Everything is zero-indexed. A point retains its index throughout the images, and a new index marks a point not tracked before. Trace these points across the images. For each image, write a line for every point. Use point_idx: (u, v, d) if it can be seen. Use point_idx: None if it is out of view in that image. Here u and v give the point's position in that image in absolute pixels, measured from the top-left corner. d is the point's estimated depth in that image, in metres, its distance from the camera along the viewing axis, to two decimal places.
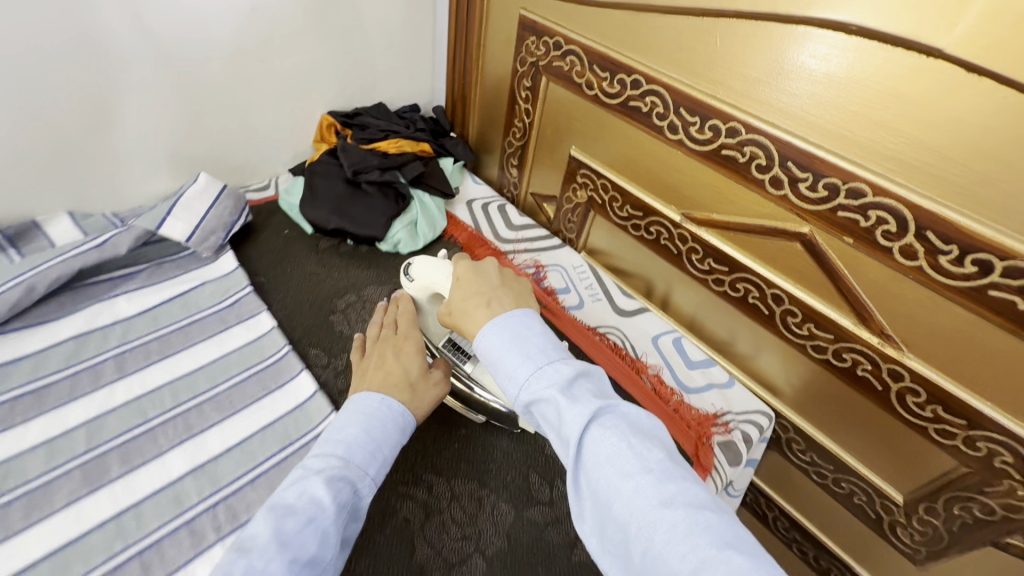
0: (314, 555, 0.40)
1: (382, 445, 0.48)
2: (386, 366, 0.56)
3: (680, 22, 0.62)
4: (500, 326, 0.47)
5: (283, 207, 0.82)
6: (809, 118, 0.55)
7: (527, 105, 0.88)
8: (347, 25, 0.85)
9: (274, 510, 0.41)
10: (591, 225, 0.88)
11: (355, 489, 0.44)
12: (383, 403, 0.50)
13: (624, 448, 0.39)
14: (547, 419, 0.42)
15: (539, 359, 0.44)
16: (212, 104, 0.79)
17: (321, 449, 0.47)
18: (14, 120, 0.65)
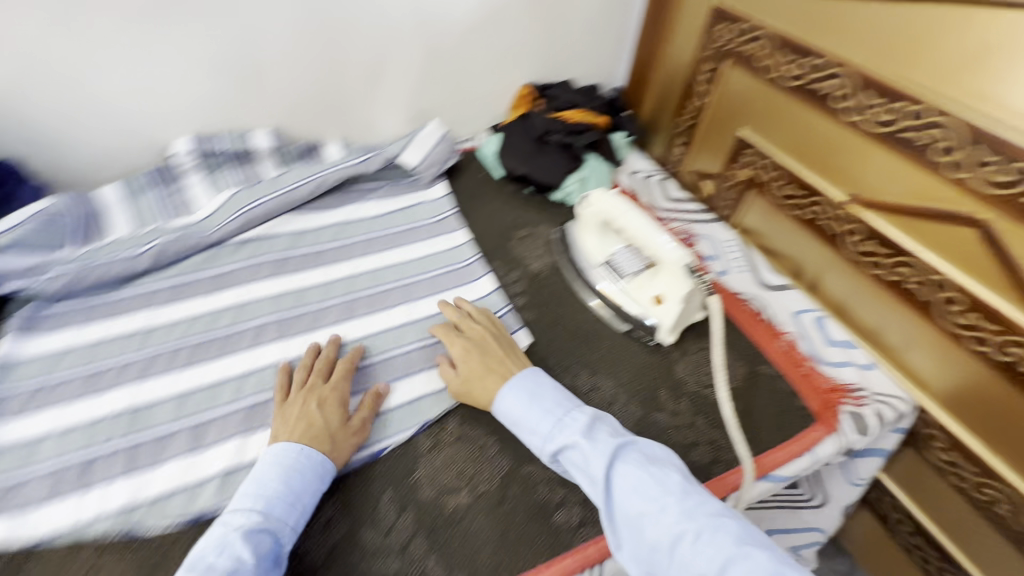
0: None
1: (299, 494, 0.51)
2: (305, 415, 0.57)
3: (883, 10, 0.66)
4: (514, 389, 0.60)
5: (480, 155, 1.01)
6: (1010, 103, 0.57)
7: (705, 87, 0.95)
8: (557, 9, 1.01)
9: (195, 569, 0.44)
10: (749, 204, 0.93)
11: (271, 543, 0.47)
12: (299, 453, 0.52)
13: (648, 478, 0.50)
14: (577, 463, 0.53)
15: (560, 413, 0.57)
16: (446, 66, 0.99)
17: (239, 504, 0.49)
18: (325, 66, 0.90)
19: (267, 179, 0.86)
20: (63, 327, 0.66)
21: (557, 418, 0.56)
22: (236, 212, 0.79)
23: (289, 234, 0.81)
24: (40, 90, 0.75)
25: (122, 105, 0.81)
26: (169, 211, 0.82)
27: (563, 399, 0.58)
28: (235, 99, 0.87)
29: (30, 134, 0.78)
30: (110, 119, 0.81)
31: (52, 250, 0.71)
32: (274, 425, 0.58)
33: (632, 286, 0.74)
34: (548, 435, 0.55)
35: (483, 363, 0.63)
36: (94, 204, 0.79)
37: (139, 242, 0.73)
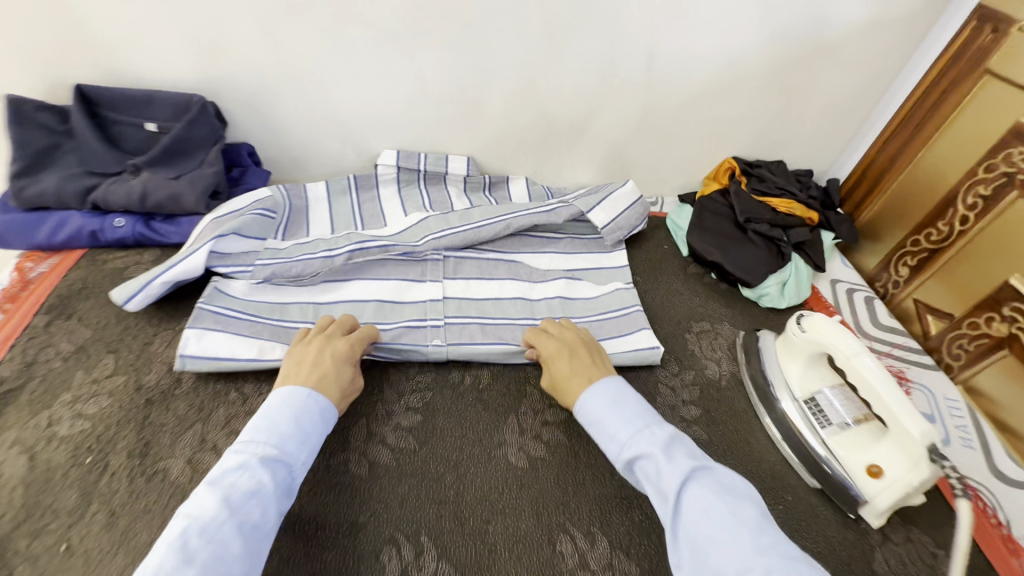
0: (258, 521, 0.45)
1: (309, 435, 0.53)
2: (319, 364, 0.58)
3: None
4: (596, 391, 0.59)
5: (669, 224, 0.95)
6: None
7: (968, 213, 0.78)
8: (796, 87, 0.90)
9: (217, 486, 0.46)
10: (993, 365, 0.75)
11: (284, 475, 0.49)
12: (310, 397, 0.54)
13: (719, 502, 0.48)
14: (649, 475, 0.52)
15: (639, 424, 0.55)
16: (654, 128, 0.93)
17: (247, 437, 0.50)
18: (536, 109, 0.88)
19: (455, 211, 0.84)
20: (258, 321, 0.67)
21: (637, 428, 0.54)
22: (423, 237, 0.77)
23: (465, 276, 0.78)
24: (292, 91, 0.80)
25: (350, 112, 0.84)
26: (361, 220, 0.85)
27: (646, 412, 0.56)
28: (448, 123, 0.88)
29: (269, 124, 0.84)
30: (338, 127, 0.86)
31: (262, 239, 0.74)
32: (285, 365, 0.58)
33: (838, 441, 0.62)
34: (621, 442, 0.54)
35: (573, 365, 0.62)
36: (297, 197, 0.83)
37: (333, 245, 0.73)
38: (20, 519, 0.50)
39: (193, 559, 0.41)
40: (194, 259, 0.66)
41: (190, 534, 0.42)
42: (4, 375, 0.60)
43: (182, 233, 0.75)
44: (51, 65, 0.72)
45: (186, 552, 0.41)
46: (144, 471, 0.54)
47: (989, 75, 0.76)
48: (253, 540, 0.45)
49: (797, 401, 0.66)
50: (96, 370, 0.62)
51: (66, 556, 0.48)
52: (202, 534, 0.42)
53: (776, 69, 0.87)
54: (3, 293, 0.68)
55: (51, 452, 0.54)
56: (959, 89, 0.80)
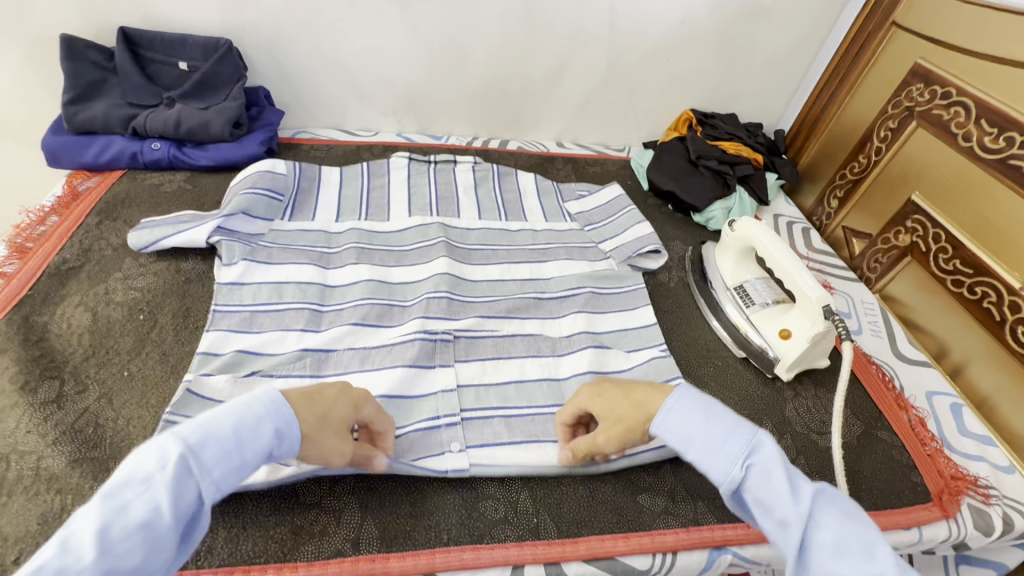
0: (138, 565, 0.33)
1: (250, 445, 0.41)
2: (319, 391, 0.49)
3: None
4: (679, 402, 0.49)
5: (633, 165, 1.08)
6: None
7: (881, 145, 0.92)
8: (742, 44, 1.04)
9: (106, 505, 0.34)
10: (900, 271, 0.88)
11: (199, 497, 0.37)
12: (263, 403, 0.42)
13: (854, 545, 0.38)
14: (765, 499, 0.43)
15: (743, 439, 0.45)
16: (620, 80, 1.06)
17: (171, 433, 0.38)
18: (516, 61, 1.01)
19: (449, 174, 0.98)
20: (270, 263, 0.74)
21: (744, 439, 0.45)
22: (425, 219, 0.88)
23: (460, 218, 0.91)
24: (303, 38, 0.92)
25: (353, 59, 0.97)
26: (366, 209, 0.88)
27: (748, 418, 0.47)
28: (439, 72, 1.01)
29: (283, 70, 0.96)
30: (342, 74, 0.98)
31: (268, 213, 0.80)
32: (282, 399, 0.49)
33: (758, 317, 0.75)
34: (731, 457, 0.45)
35: (617, 392, 0.55)
36: (308, 179, 0.89)
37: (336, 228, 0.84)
38: (89, 354, 0.61)
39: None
40: (202, 229, 0.73)
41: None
42: (66, 257, 0.72)
43: (209, 157, 0.87)
44: (99, 11, 0.84)
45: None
46: (187, 327, 0.66)
47: (895, 27, 0.90)
48: None
49: (728, 289, 0.79)
50: (142, 256, 0.74)
51: (129, 380, 0.60)
52: None
53: (723, 27, 1.01)
54: (56, 202, 0.80)
55: (110, 310, 0.66)
56: (873, 41, 0.94)
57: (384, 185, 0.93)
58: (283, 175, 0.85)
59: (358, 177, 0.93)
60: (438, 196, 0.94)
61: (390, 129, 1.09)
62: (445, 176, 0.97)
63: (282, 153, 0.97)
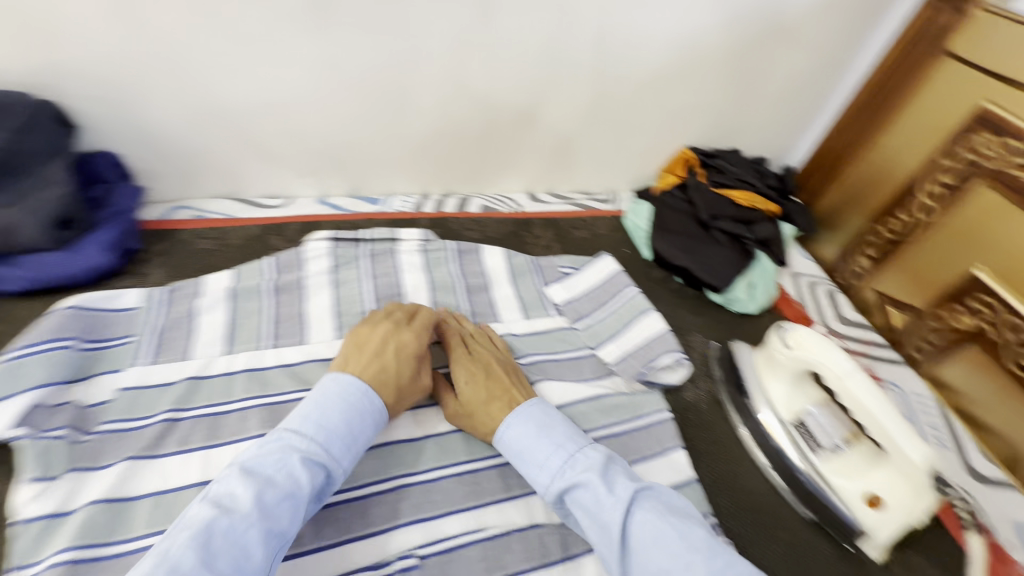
0: (284, 529, 0.40)
1: (357, 439, 0.48)
2: (380, 351, 0.54)
3: None
4: (523, 420, 0.53)
5: (627, 225, 0.87)
6: None
7: (931, 202, 0.76)
8: (753, 70, 0.83)
9: (254, 477, 0.41)
10: (960, 358, 0.73)
11: (324, 476, 0.45)
12: (365, 395, 0.49)
13: (667, 528, 0.44)
14: (585, 506, 0.47)
15: (570, 447, 0.51)
16: (607, 116, 0.84)
17: (298, 424, 0.46)
18: (473, 100, 0.76)
19: (392, 262, 0.73)
20: (113, 463, 0.49)
21: (569, 453, 0.50)
22: None
23: None
24: (163, 81, 0.63)
25: (247, 107, 0.68)
26: (271, 328, 0.63)
27: (577, 435, 0.53)
28: (374, 118, 0.74)
29: (139, 125, 0.66)
30: (233, 125, 0.70)
31: (116, 375, 0.55)
32: (342, 349, 0.55)
33: (833, 469, 0.56)
34: (557, 468, 0.49)
35: (489, 389, 0.57)
36: (184, 297, 0.64)
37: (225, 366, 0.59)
38: None
39: (213, 561, 0.36)
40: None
41: (215, 529, 0.38)
42: None
43: (23, 275, 0.58)
44: None
45: (208, 551, 0.36)
46: None
47: (948, 58, 0.74)
48: (275, 548, 0.40)
49: (784, 424, 0.61)
50: None
51: None
52: (227, 533, 0.38)
53: (734, 51, 0.80)
54: None
55: None
56: (920, 71, 0.77)
57: (301, 287, 0.68)
58: (132, 311, 0.61)
59: (259, 280, 0.67)
60: (377, 296, 0.69)
61: (309, 193, 0.81)
62: (383, 263, 0.72)
63: (152, 245, 0.68)
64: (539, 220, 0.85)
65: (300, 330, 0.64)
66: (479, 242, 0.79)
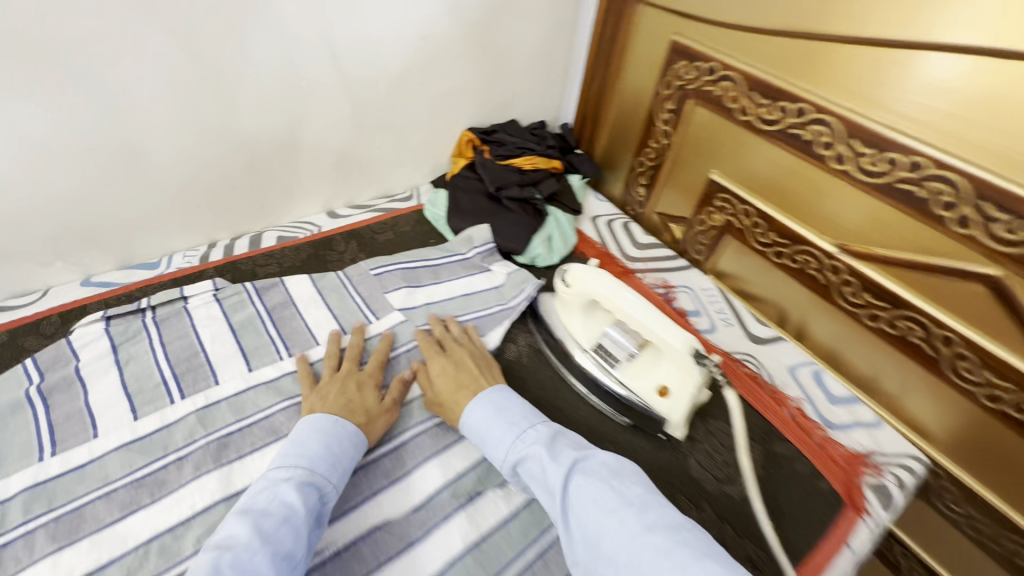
0: (289, 550, 0.43)
1: (341, 458, 0.52)
2: (343, 393, 0.59)
3: (862, 53, 0.61)
4: (481, 402, 0.58)
5: (427, 216, 0.90)
6: (996, 146, 0.54)
7: (666, 128, 0.88)
8: (496, 47, 0.89)
9: (250, 513, 0.44)
10: (723, 249, 0.87)
11: (317, 495, 0.48)
12: (337, 421, 0.54)
13: (607, 487, 0.48)
14: (534, 475, 0.51)
15: (521, 425, 0.55)
16: (375, 119, 0.85)
17: (281, 461, 0.50)
18: (222, 136, 0.73)
19: (183, 319, 0.67)
20: None
21: (520, 429, 0.55)
22: (168, 402, 0.60)
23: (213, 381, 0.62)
24: None
25: None
26: (48, 437, 0.56)
27: (530, 413, 0.57)
28: (112, 184, 0.69)
29: None
30: None
31: None
32: (305, 403, 0.58)
33: (631, 373, 0.65)
34: (509, 442, 0.54)
35: (457, 377, 0.62)
36: None
37: None
38: None
39: None
40: None
41: (223, 563, 0.40)
42: None
43: None
44: None
45: None
46: None
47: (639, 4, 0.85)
48: (287, 569, 0.42)
49: (585, 350, 0.68)
50: None
51: None
52: (234, 565, 0.40)
53: (470, 34, 0.85)
54: None
55: None
56: (624, 20, 0.88)
57: (75, 380, 0.60)
58: None
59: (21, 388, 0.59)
60: (173, 361, 0.63)
61: (68, 277, 0.73)
62: (175, 325, 0.66)
63: None
64: (340, 235, 0.85)
65: (86, 426, 0.57)
66: (279, 275, 0.76)
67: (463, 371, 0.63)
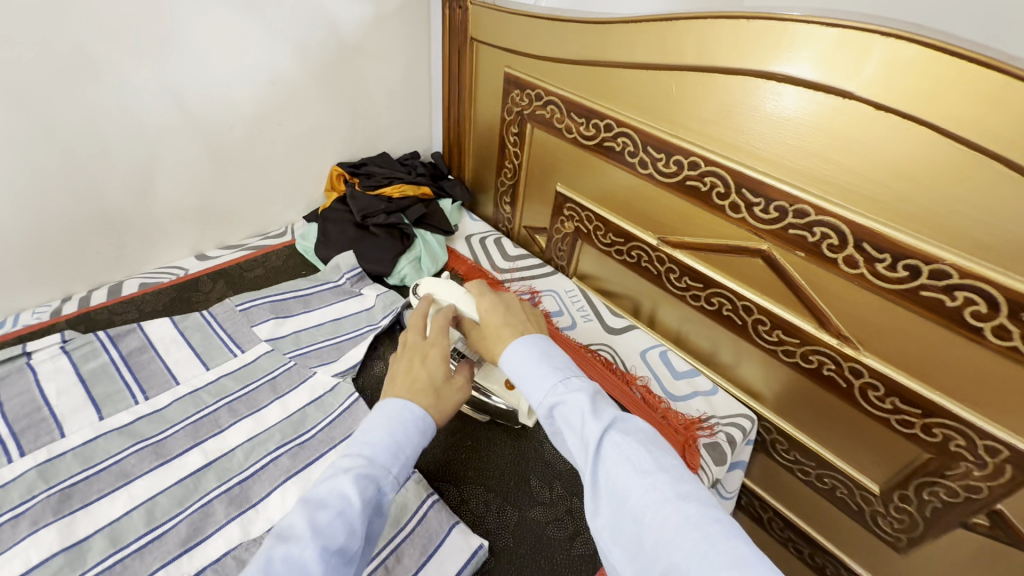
0: (343, 544, 0.39)
1: (405, 446, 0.47)
2: (415, 371, 0.52)
3: (665, 79, 0.69)
4: (526, 345, 0.51)
5: (300, 250, 0.94)
6: (785, 159, 0.61)
7: (516, 149, 0.97)
8: (352, 87, 0.96)
9: (309, 503, 0.40)
10: (580, 253, 0.96)
11: (378, 491, 0.43)
12: (405, 407, 0.48)
13: (642, 450, 0.41)
14: (569, 424, 0.45)
15: (565, 371, 0.48)
16: (234, 161, 0.88)
17: (345, 450, 0.45)
18: (61, 189, 0.73)
19: (25, 376, 0.65)
20: None
21: (563, 375, 0.48)
22: (4, 462, 0.58)
23: (56, 436, 0.61)
24: None
25: None
26: None
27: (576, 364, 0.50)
28: None
29: None
30: None
31: None
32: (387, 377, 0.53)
33: (484, 374, 0.69)
34: (549, 386, 0.47)
35: (505, 319, 0.56)
36: None
37: None
38: None
39: None
40: None
41: (274, 557, 0.36)
42: None
43: None
44: None
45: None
46: None
47: (474, 42, 0.94)
48: (337, 566, 0.38)
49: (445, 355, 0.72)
50: None
51: None
52: (285, 559, 0.36)
53: (321, 76, 0.90)
54: None
55: None
56: (466, 58, 0.97)
57: None
58: None
59: None
60: (12, 419, 0.61)
61: None
62: (15, 383, 0.65)
63: None
64: (208, 276, 0.86)
65: None
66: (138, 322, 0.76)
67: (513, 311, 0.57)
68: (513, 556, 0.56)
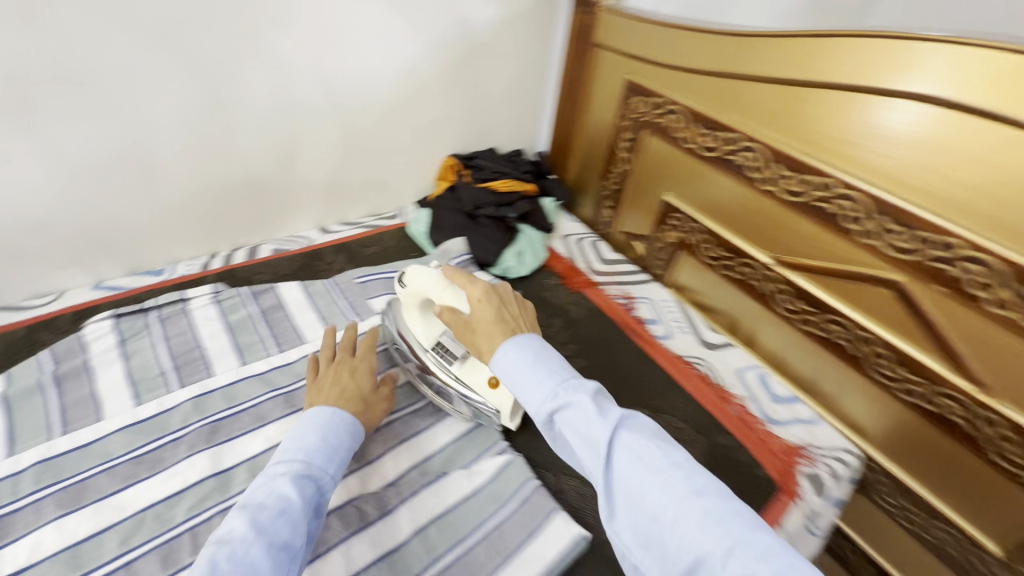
0: (287, 540, 0.43)
1: (336, 449, 0.53)
2: (340, 380, 0.60)
3: (786, 92, 0.70)
4: (519, 346, 0.49)
5: (412, 233, 0.99)
6: (908, 176, 0.60)
7: (626, 155, 0.98)
8: (474, 83, 1.00)
9: (246, 508, 0.45)
10: (680, 264, 0.95)
11: (316, 489, 0.49)
12: (334, 414, 0.55)
13: (657, 448, 0.41)
14: (574, 428, 0.44)
15: (558, 375, 0.47)
16: (363, 145, 0.95)
17: (279, 456, 0.50)
18: (223, 157, 0.82)
19: (183, 321, 0.74)
20: None
21: (563, 378, 0.47)
22: (168, 390, 0.66)
23: (208, 372, 0.69)
24: None
25: None
26: (59, 416, 0.62)
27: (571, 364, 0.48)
28: (124, 197, 0.77)
29: None
30: None
31: None
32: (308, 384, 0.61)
33: (464, 372, 0.66)
34: (547, 390, 0.46)
35: (494, 312, 0.53)
36: None
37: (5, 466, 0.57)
38: None
39: None
40: None
41: (219, 557, 0.40)
42: None
43: None
44: None
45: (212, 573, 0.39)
46: None
47: (598, 47, 0.96)
48: (282, 559, 0.42)
49: (427, 350, 0.68)
50: None
51: None
52: (231, 557, 0.40)
53: (450, 72, 0.96)
54: None
55: None
56: (587, 62, 0.99)
57: (86, 370, 0.67)
58: None
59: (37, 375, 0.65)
60: (173, 354, 0.70)
61: (80, 282, 0.81)
62: (176, 324, 0.74)
63: None
64: (331, 249, 0.93)
65: (93, 410, 0.63)
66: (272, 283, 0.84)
67: (495, 306, 0.54)
68: (608, 551, 0.58)
